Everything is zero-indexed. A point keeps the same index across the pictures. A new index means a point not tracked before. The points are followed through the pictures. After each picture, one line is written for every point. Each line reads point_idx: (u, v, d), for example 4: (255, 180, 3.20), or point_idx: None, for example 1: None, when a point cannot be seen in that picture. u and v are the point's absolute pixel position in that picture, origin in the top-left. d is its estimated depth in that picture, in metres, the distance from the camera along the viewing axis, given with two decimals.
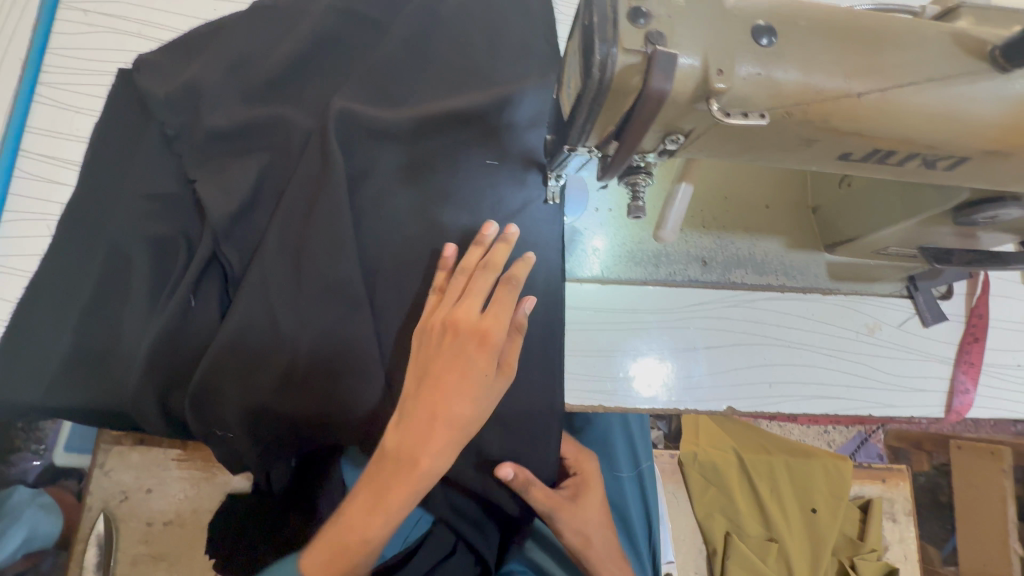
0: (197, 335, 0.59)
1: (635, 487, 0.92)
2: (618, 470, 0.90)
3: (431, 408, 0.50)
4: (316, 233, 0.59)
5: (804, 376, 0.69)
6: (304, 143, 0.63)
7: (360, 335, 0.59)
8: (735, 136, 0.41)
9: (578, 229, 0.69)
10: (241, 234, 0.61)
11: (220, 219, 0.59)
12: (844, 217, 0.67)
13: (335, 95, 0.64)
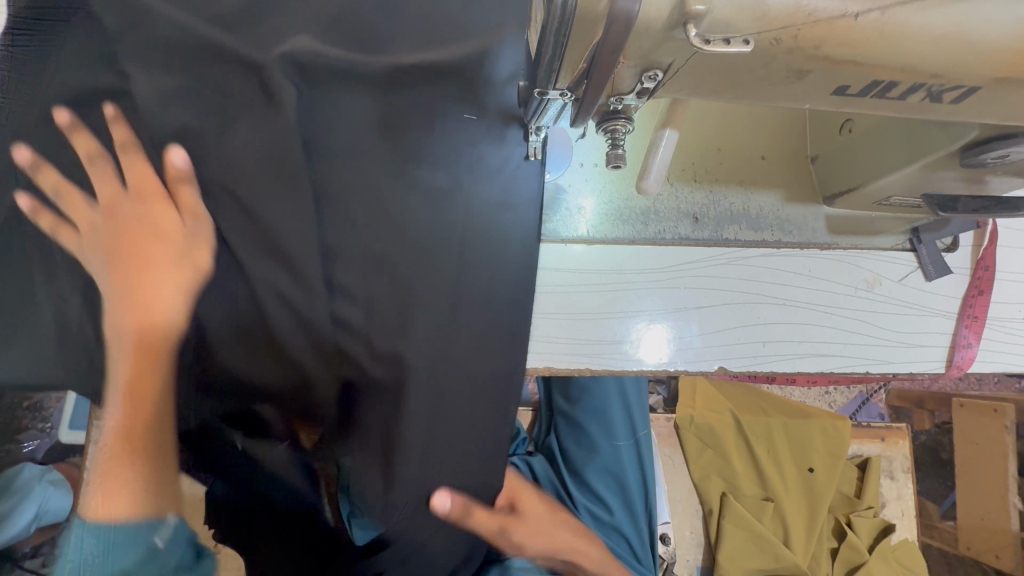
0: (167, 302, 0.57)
1: (632, 454, 0.91)
2: (614, 438, 0.89)
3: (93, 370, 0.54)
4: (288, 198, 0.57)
5: (799, 335, 0.66)
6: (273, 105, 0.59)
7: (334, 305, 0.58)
8: (719, 68, 0.37)
9: (561, 187, 0.66)
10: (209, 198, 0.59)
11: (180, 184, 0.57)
12: (844, 167, 0.64)
13: (295, 48, 0.60)
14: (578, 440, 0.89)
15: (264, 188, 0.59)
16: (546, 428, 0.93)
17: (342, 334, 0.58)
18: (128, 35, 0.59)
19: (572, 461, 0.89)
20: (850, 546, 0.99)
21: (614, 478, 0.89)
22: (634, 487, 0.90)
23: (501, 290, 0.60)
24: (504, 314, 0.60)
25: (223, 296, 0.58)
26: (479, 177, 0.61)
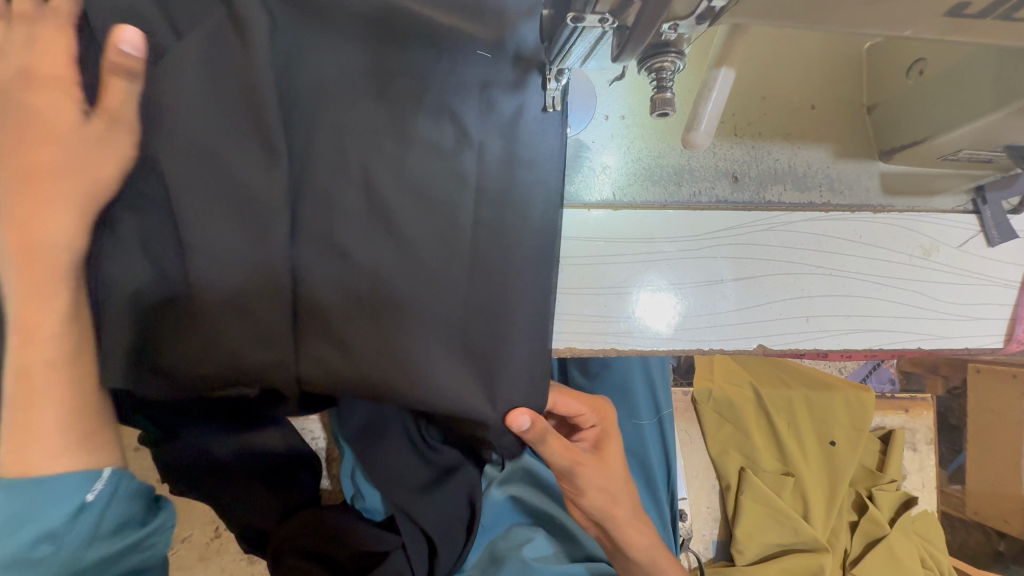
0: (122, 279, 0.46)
1: (655, 434, 0.88)
2: (636, 417, 0.86)
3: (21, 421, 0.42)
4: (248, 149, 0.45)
5: (846, 308, 0.60)
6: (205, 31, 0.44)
7: (320, 276, 0.47)
8: None
9: (583, 144, 0.58)
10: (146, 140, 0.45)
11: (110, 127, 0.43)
12: (910, 116, 0.55)
13: None
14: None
15: (215, 146, 0.45)
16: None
17: (326, 328, 0.48)
18: None
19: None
20: (871, 520, 0.96)
21: (634, 457, 0.86)
22: (655, 469, 0.86)
23: (519, 268, 0.50)
24: None
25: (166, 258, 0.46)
26: (491, 124, 0.51)
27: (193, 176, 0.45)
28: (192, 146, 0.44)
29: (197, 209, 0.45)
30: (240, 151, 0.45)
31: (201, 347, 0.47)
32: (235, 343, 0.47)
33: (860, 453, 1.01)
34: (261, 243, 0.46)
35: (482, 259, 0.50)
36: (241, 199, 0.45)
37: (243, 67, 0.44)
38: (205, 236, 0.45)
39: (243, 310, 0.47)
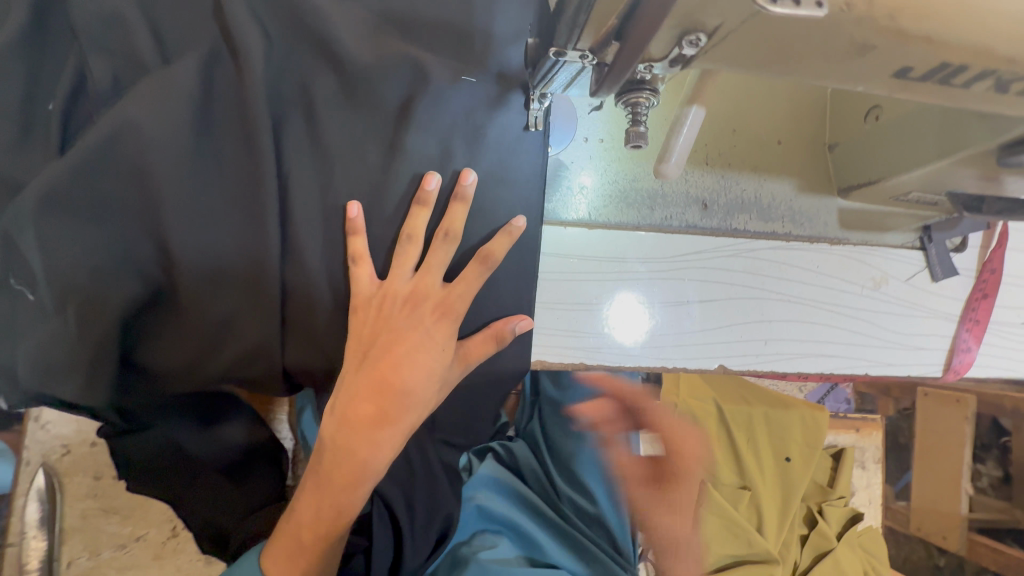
0: (110, 276, 0.45)
1: (622, 447, 0.91)
2: (604, 431, 0.89)
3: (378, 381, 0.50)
4: (240, 156, 0.48)
5: (801, 333, 0.63)
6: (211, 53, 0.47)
7: (308, 278, 0.52)
8: (773, 35, 0.31)
9: (563, 163, 0.60)
10: (140, 140, 0.44)
11: (110, 125, 0.43)
12: (865, 157, 0.59)
13: None
14: (566, 430, 0.92)
15: (206, 164, 0.47)
16: (528, 416, 0.98)
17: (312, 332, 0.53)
18: None
19: (557, 448, 0.92)
20: (820, 533, 1.01)
21: (599, 468, 0.89)
22: (618, 474, 0.89)
23: (497, 281, 0.56)
24: (491, 300, 0.56)
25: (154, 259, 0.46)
26: (474, 145, 0.55)
27: (183, 192, 0.45)
28: (186, 160, 0.45)
29: (185, 221, 0.46)
30: (235, 167, 0.48)
31: (184, 356, 0.50)
32: (228, 353, 0.50)
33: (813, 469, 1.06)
34: (255, 261, 0.49)
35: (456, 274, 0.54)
36: (235, 210, 0.48)
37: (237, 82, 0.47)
38: (195, 252, 0.47)
39: (233, 323, 0.50)
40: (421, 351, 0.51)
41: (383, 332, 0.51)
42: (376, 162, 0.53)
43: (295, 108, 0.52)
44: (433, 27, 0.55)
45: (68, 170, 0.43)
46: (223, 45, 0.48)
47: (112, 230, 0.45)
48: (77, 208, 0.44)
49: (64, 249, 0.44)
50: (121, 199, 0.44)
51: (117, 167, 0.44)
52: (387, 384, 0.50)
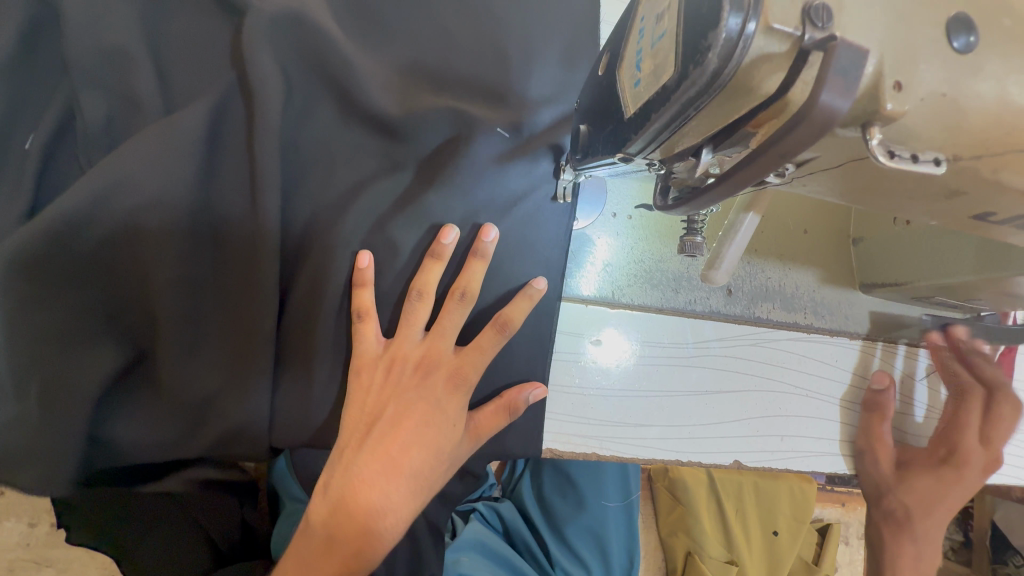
0: (85, 340, 0.43)
1: (619, 516, 0.88)
2: (605, 498, 0.86)
3: (386, 452, 0.44)
4: (247, 212, 0.45)
5: (816, 430, 0.61)
6: (221, 105, 0.45)
7: (306, 348, 0.47)
8: (867, 175, 0.28)
9: (587, 235, 0.57)
10: (134, 197, 0.42)
11: (98, 179, 0.41)
12: (892, 257, 0.58)
13: None
14: (566, 495, 0.85)
15: (204, 229, 0.44)
16: (519, 475, 0.90)
17: (306, 411, 0.48)
18: None
19: (552, 511, 0.86)
20: None
21: (592, 535, 0.86)
22: (612, 540, 0.86)
23: (513, 357, 0.52)
24: (504, 377, 0.52)
25: (137, 324, 0.44)
26: (499, 213, 0.52)
27: (174, 257, 0.43)
28: (183, 223, 0.43)
29: (170, 287, 0.43)
30: (234, 231, 0.45)
31: (156, 430, 0.46)
32: (206, 431, 0.46)
33: (799, 545, 1.03)
34: (252, 336, 0.45)
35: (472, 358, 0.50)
36: (227, 275, 0.45)
37: (250, 135, 0.45)
38: (181, 322, 0.44)
39: (212, 400, 0.45)
40: (430, 427, 0.45)
41: (390, 405, 0.46)
42: (393, 222, 0.49)
43: (308, 160, 0.48)
44: (466, 83, 0.52)
45: (49, 231, 0.40)
46: (236, 93, 0.46)
47: (93, 293, 0.42)
48: (55, 268, 0.41)
49: (39, 311, 0.42)
50: (107, 260, 0.42)
51: (104, 228, 0.42)
52: (393, 464, 0.44)
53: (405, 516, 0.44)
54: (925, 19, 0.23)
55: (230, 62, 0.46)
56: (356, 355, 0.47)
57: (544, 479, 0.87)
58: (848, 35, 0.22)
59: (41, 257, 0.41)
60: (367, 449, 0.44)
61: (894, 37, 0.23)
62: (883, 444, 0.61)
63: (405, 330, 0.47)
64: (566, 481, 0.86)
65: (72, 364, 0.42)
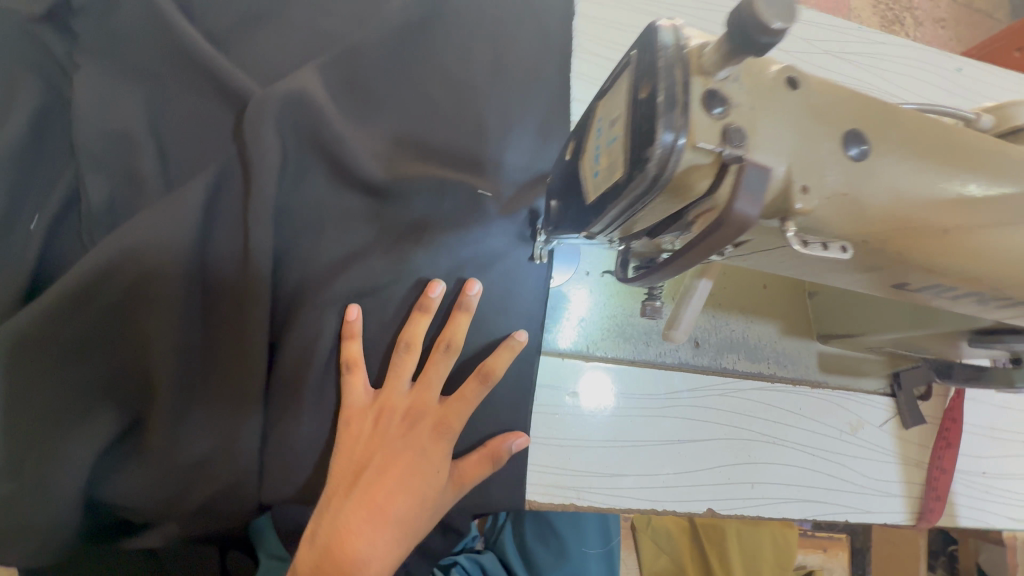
0: (81, 408, 0.44)
1: (602, 566, 0.87)
2: (585, 545, 0.87)
3: (372, 501, 0.45)
4: (244, 276, 0.48)
5: (785, 477, 0.64)
6: (220, 179, 0.49)
7: (293, 407, 0.49)
8: (794, 254, 0.33)
9: (563, 294, 0.60)
10: (138, 266, 0.45)
11: (106, 252, 0.45)
12: (844, 311, 0.63)
13: (280, 86, 0.52)
14: (548, 544, 0.85)
15: (204, 296, 0.48)
16: (500, 529, 0.90)
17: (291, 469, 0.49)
18: (86, 48, 0.50)
19: (533, 564, 0.85)
20: None
21: None
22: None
23: (493, 410, 0.54)
24: (484, 429, 0.54)
25: (131, 390, 0.46)
26: (478, 273, 0.56)
27: (171, 326, 0.45)
28: (177, 295, 0.46)
29: (168, 352, 0.45)
30: (230, 297, 0.48)
31: (141, 497, 0.46)
32: (191, 495, 0.47)
33: None
34: (242, 396, 0.47)
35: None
36: (220, 339, 0.47)
37: (248, 205, 0.49)
38: (173, 388, 0.46)
39: (199, 461, 0.47)
40: (415, 476, 0.47)
41: (376, 454, 0.47)
42: (382, 284, 0.52)
43: (302, 227, 0.52)
44: (450, 157, 0.57)
45: (59, 304, 0.44)
46: (237, 168, 0.50)
47: (94, 362, 0.45)
48: (56, 344, 0.44)
49: (38, 386, 0.44)
50: (106, 332, 0.45)
51: (109, 298, 0.45)
52: (379, 512, 0.44)
53: (390, 563, 0.44)
54: (826, 135, 0.29)
55: (232, 141, 0.51)
56: (345, 407, 0.49)
57: (524, 531, 0.87)
58: (760, 150, 0.27)
59: (43, 333, 0.44)
60: (353, 496, 0.45)
61: (799, 150, 0.28)
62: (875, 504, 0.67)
63: (393, 384, 0.50)
64: (549, 530, 0.86)
65: (68, 432, 0.44)
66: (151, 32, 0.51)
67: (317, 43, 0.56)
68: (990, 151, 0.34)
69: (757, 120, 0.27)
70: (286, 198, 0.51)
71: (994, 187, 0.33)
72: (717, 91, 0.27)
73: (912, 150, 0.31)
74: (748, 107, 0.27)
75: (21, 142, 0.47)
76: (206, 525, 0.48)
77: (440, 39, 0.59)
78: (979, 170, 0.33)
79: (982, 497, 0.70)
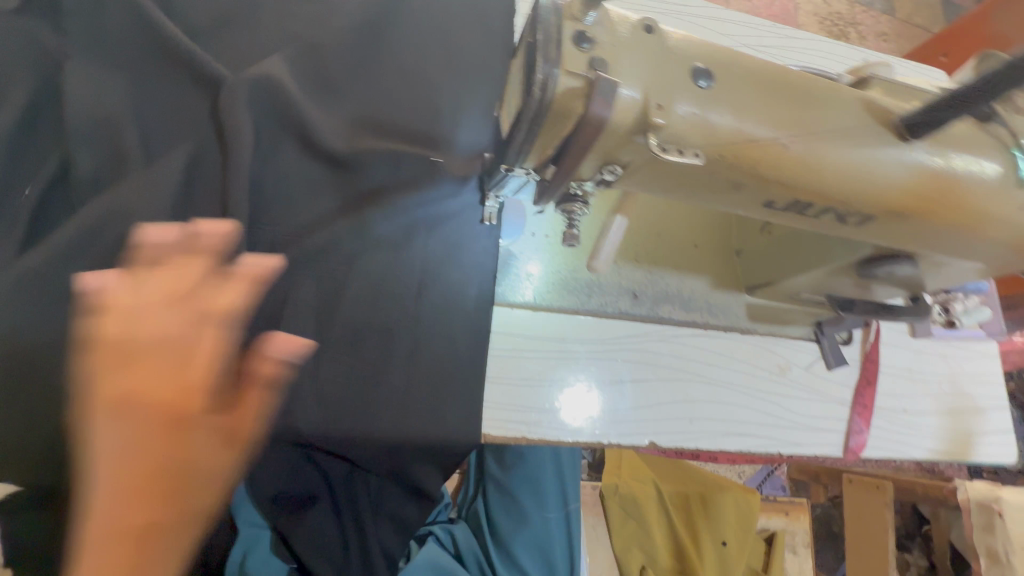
0: (70, 347, 0.50)
1: (561, 528, 0.91)
2: (545, 510, 0.90)
3: (120, 501, 0.28)
4: (225, 231, 0.55)
5: (721, 413, 0.70)
6: (201, 150, 0.57)
7: None
8: (669, 172, 0.41)
9: (513, 253, 0.67)
10: (127, 221, 0.52)
11: (99, 210, 0.52)
12: (763, 262, 0.71)
13: (253, 72, 0.60)
14: (508, 510, 0.89)
15: None
16: (470, 497, 0.94)
17: (271, 406, 0.55)
18: (77, 42, 0.57)
19: (499, 530, 0.89)
20: None
21: (534, 546, 0.89)
22: (565, 554, 0.92)
23: (450, 352, 0.61)
24: (443, 368, 0.60)
25: None
26: (433, 232, 0.63)
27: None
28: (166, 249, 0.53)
29: None
30: None
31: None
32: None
33: (749, 553, 1.08)
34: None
35: (417, 357, 0.60)
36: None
37: (225, 171, 0.56)
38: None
39: None
40: (168, 463, 0.29)
41: (90, 482, 0.28)
42: (347, 241, 0.59)
43: (274, 192, 0.59)
44: (405, 133, 0.64)
45: (55, 254, 0.50)
46: (215, 140, 0.57)
47: (85, 307, 0.50)
48: (47, 291, 0.49)
49: (31, 330, 0.49)
50: (96, 279, 0.51)
51: (99, 249, 0.51)
52: (138, 512, 0.28)
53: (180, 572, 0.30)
54: (676, 70, 0.37)
55: (208, 118, 0.58)
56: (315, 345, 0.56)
57: (491, 503, 0.90)
58: (620, 76, 0.36)
59: (38, 280, 0.49)
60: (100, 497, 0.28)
61: (653, 78, 0.36)
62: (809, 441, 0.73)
63: (86, 331, 0.30)
64: (507, 497, 0.89)
65: (60, 368, 0.50)
66: (136, 30, 0.58)
67: (284, 36, 0.64)
68: (821, 89, 0.43)
69: (618, 55, 0.36)
70: (260, 166, 0.59)
71: (825, 115, 0.42)
72: (585, 33, 0.36)
73: (750, 84, 0.40)
74: (610, 47, 0.36)
75: (17, 119, 0.53)
76: None
77: (395, 31, 0.67)
78: (811, 103, 0.42)
79: (903, 431, 0.78)
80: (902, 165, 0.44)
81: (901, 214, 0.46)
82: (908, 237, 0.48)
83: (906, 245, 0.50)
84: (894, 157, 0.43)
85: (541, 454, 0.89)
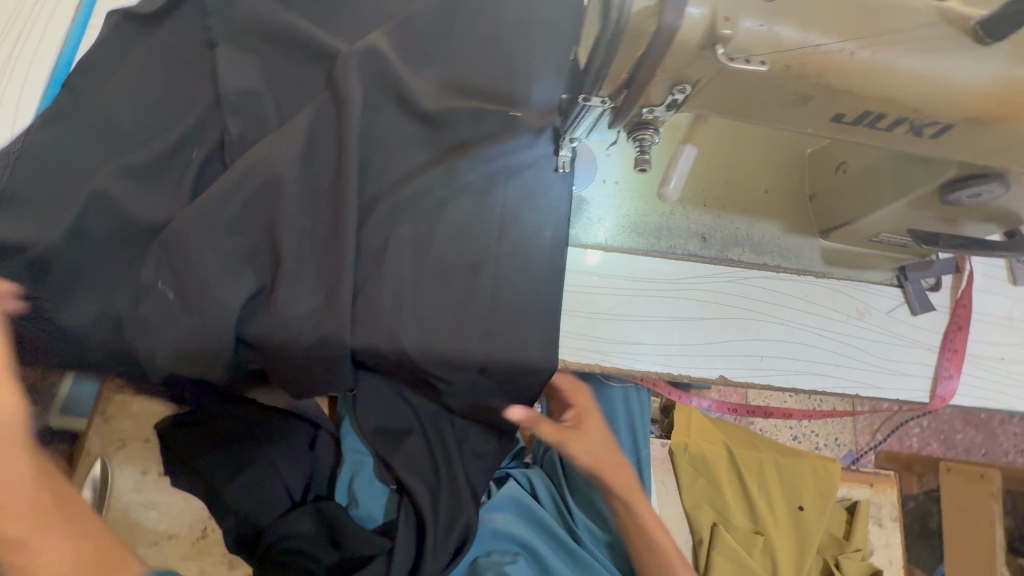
0: (228, 276, 0.62)
1: (633, 473, 0.96)
2: (617, 454, 0.97)
3: None
4: (340, 178, 0.65)
5: (794, 352, 0.71)
6: (319, 113, 0.67)
7: (372, 277, 0.64)
8: (737, 86, 0.45)
9: (585, 200, 0.73)
10: (267, 170, 0.63)
11: (247, 162, 0.63)
12: (838, 203, 0.71)
13: (360, 46, 0.70)
14: None
15: (311, 194, 0.65)
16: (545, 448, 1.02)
17: (377, 327, 0.63)
18: (226, 31, 0.70)
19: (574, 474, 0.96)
20: None
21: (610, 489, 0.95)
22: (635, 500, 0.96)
23: (531, 286, 0.66)
24: (523, 299, 0.66)
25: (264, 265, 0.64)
26: (513, 179, 0.69)
27: (297, 213, 0.64)
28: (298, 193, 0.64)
29: (293, 233, 0.63)
30: (328, 194, 0.65)
31: (269, 338, 0.62)
32: (306, 339, 0.62)
33: (828, 518, 1.05)
34: (342, 266, 0.63)
35: (501, 291, 0.65)
36: (326, 227, 0.65)
37: (338, 129, 0.66)
38: (295, 257, 0.63)
39: (308, 316, 0.62)
40: None
41: None
42: (438, 186, 0.67)
43: (377, 146, 0.68)
44: (487, 90, 0.71)
45: (217, 199, 0.63)
46: (330, 103, 0.67)
47: (242, 243, 0.63)
48: (214, 228, 0.62)
49: (200, 255, 0.61)
50: (246, 220, 0.64)
51: (248, 194, 0.63)
52: None
53: None
54: None
55: (325, 86, 0.68)
56: (416, 276, 0.65)
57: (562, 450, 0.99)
58: None
59: (206, 217, 0.62)
60: None
61: None
62: (892, 385, 0.72)
63: None
64: None
65: (222, 291, 0.61)
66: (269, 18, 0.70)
67: (383, 14, 0.73)
68: None
69: None
70: (366, 125, 0.68)
71: (898, 21, 0.43)
72: None
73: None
74: None
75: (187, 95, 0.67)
76: (314, 367, 0.65)
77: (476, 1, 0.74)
78: (882, 11, 0.43)
79: (1001, 380, 0.74)
80: (985, 68, 0.44)
81: (983, 121, 0.46)
82: (992, 148, 0.48)
83: (992, 158, 0.49)
84: (975, 60, 0.43)
85: (607, 402, 0.96)
